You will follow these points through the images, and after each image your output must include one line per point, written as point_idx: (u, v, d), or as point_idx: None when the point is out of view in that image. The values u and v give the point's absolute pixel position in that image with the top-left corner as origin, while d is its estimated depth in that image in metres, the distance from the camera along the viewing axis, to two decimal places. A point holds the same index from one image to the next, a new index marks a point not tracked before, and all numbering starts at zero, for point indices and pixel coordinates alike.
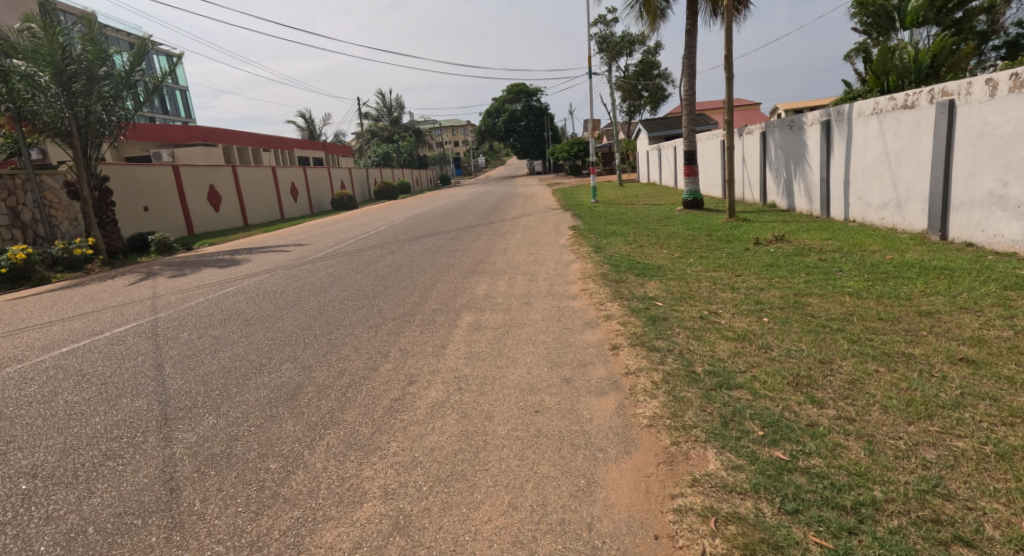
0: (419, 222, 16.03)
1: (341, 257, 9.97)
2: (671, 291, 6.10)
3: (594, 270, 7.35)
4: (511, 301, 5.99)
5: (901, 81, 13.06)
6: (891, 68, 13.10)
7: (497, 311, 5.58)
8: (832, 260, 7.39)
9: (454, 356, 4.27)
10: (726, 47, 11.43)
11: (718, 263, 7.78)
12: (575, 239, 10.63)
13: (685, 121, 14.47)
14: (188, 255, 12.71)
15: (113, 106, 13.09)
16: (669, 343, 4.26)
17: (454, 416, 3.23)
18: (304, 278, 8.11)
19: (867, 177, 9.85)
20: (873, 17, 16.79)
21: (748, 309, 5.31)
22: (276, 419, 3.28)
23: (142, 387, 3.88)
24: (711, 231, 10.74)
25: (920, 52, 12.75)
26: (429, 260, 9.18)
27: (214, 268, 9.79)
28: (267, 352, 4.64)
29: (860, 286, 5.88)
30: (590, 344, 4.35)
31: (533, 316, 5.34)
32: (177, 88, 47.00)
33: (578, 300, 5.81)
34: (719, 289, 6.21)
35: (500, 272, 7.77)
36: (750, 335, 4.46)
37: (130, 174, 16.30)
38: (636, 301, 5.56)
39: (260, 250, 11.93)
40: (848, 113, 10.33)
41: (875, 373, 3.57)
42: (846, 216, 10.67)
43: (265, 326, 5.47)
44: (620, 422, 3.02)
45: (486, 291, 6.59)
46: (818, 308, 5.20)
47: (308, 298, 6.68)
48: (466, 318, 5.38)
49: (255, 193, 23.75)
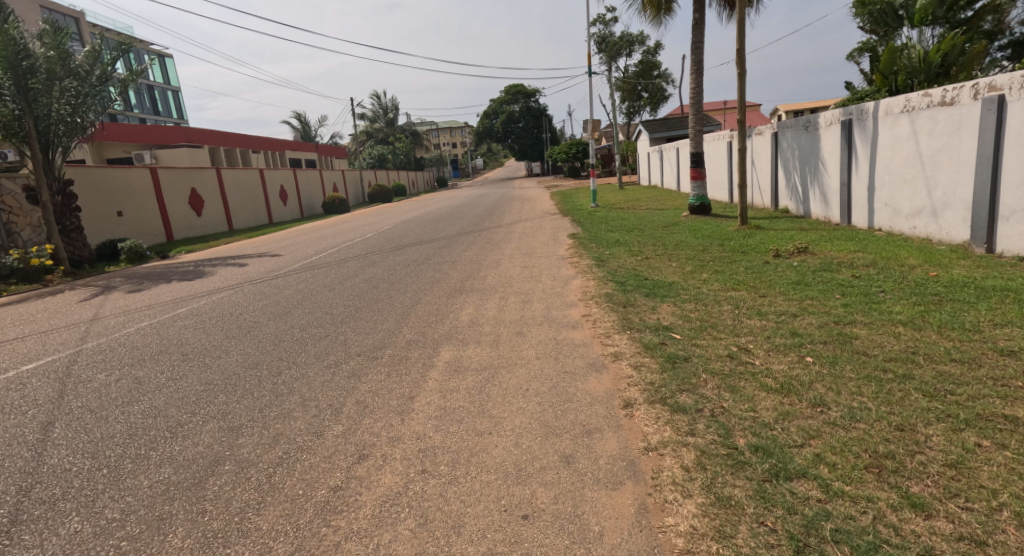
0: (408, 228, 15.09)
1: (317, 270, 9.04)
2: (687, 317, 5.21)
3: (598, 289, 6.45)
4: (500, 331, 5.06)
5: (911, 81, 12.21)
6: (899, 67, 12.26)
7: (484, 345, 4.67)
8: (868, 277, 6.49)
9: (422, 415, 3.36)
10: (738, 40, 10.54)
11: (736, 280, 6.91)
12: (575, 250, 9.74)
13: (690, 122, 13.66)
14: (156, 265, 11.80)
15: (77, 105, 12.09)
16: (697, 397, 3.35)
17: (409, 524, 2.31)
18: (269, 297, 7.20)
19: (896, 182, 8.97)
20: (876, 15, 16.05)
21: (784, 343, 4.43)
22: (163, 527, 2.35)
23: (9, 463, 2.96)
24: (724, 241, 9.84)
25: (929, 51, 11.90)
26: (413, 274, 8.26)
27: (176, 282, 8.87)
28: (193, 403, 3.71)
29: (913, 313, 4.98)
30: (595, 398, 3.44)
31: (526, 353, 4.42)
32: (167, 89, 46.10)
33: (579, 331, 4.88)
34: (744, 315, 5.33)
35: (491, 290, 6.86)
36: (795, 385, 3.54)
37: (103, 177, 15.35)
38: (649, 333, 4.66)
39: (232, 260, 11.01)
40: (871, 111, 9.45)
41: (982, 451, 2.65)
42: (871, 224, 9.80)
43: (205, 363, 4.55)
44: (643, 543, 2.11)
45: (473, 315, 5.70)
46: (871, 344, 4.30)
47: (267, 324, 5.78)
48: (445, 356, 4.46)
49: (240, 195, 22.81)
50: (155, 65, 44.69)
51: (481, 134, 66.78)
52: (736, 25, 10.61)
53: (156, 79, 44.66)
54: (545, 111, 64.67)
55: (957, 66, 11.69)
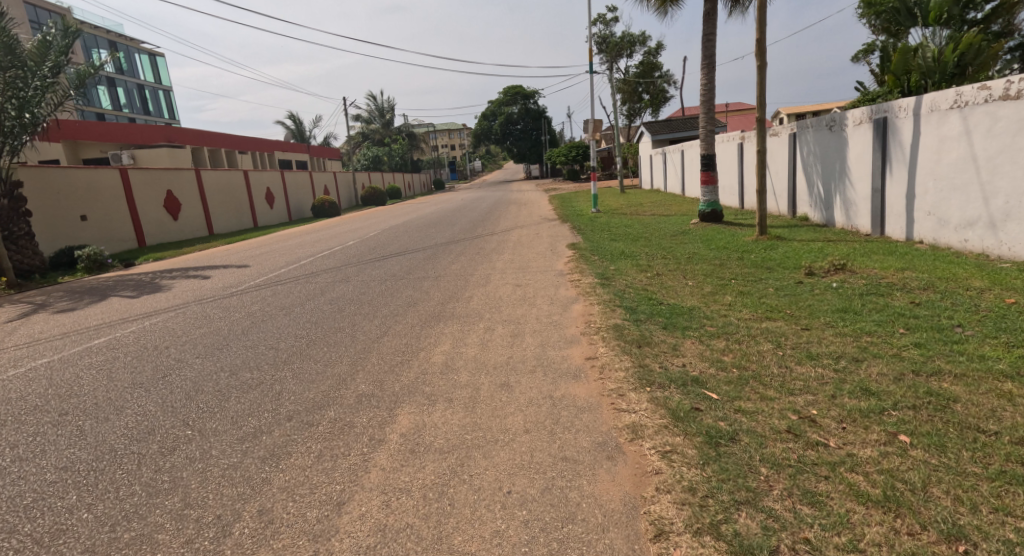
0: (395, 235, 13.97)
1: (281, 285, 7.90)
2: (722, 363, 4.07)
3: (605, 319, 5.30)
4: (480, 382, 3.89)
5: (923, 82, 10.96)
6: (911, 67, 10.99)
7: (457, 406, 3.51)
8: (931, 304, 5.37)
9: (347, 548, 2.20)
10: (758, 28, 9.42)
11: (768, 306, 5.82)
12: (574, 263, 8.67)
13: (701, 122, 12.57)
14: (110, 277, 10.63)
15: (23, 100, 10.82)
16: (765, 521, 2.20)
17: None
18: (214, 322, 6.05)
19: (943, 188, 7.88)
20: (886, 14, 14.94)
21: (856, 408, 3.30)
22: None
23: None
24: (743, 254, 8.71)
25: (943, 50, 10.75)
26: (387, 293, 7.11)
27: (117, 298, 7.70)
28: (20, 512, 2.52)
29: (1014, 360, 3.84)
30: (609, 518, 2.30)
31: (512, 422, 3.25)
32: (159, 88, 45.15)
33: (583, 385, 3.73)
34: (791, 359, 4.20)
35: (475, 317, 5.70)
36: (906, 494, 2.40)
37: (62, 178, 14.11)
38: (677, 392, 3.50)
39: (191, 271, 9.84)
40: (912, 107, 8.35)
41: None
42: (910, 235, 8.72)
43: (80, 431, 3.35)
44: None
45: (450, 356, 4.53)
46: (979, 412, 3.15)
47: (193, 363, 4.60)
48: (403, 423, 3.30)
49: (222, 198, 21.65)
50: (146, 63, 43.60)
51: (478, 136, 65.60)
52: (757, 13, 9.51)
53: (148, 78, 43.64)
54: (543, 113, 63.76)
55: (973, 65, 10.66)
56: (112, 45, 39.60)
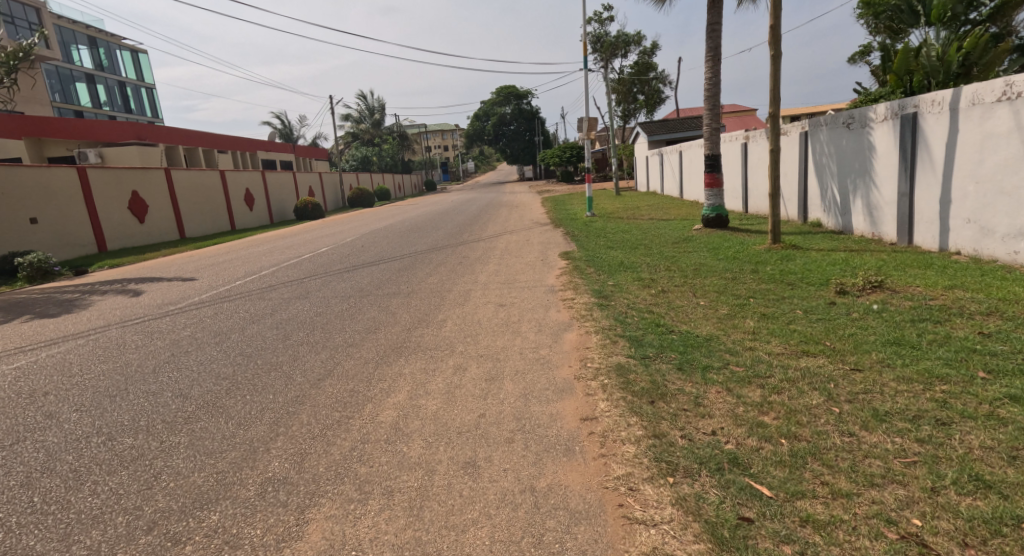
0: (372, 241, 12.86)
1: (227, 303, 6.79)
2: (764, 428, 3.02)
3: (605, 356, 4.24)
4: (437, 460, 2.83)
5: (927, 82, 9.88)
6: (914, 66, 9.88)
7: (398, 507, 2.44)
8: (1004, 336, 4.35)
9: None
10: (772, 12, 8.43)
11: (804, 336, 4.77)
12: (567, 277, 7.66)
13: (704, 120, 11.58)
14: (46, 289, 9.46)
15: None
16: None
17: None
18: (125, 353, 4.93)
19: (988, 191, 6.89)
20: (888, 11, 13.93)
21: (977, 515, 2.24)
22: None
23: None
24: (757, 266, 7.70)
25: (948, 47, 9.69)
26: (348, 314, 6.05)
27: (29, 317, 6.55)
28: None
29: None
30: None
31: (473, 542, 2.17)
32: (143, 86, 43.77)
33: (578, 469, 2.66)
34: (857, 421, 3.14)
35: (444, 350, 4.64)
36: None
37: (8, 177, 12.87)
38: (713, 487, 2.44)
39: (133, 283, 8.67)
40: (948, 100, 7.36)
41: None
42: (945, 245, 7.74)
43: None
44: None
45: (403, 413, 3.44)
46: None
47: (65, 422, 3.47)
48: (311, 542, 2.22)
49: (195, 198, 20.41)
50: (129, 61, 42.24)
51: (470, 137, 64.56)
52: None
53: (131, 75, 42.26)
54: (536, 113, 62.87)
55: (978, 66, 9.52)
56: (92, 42, 38.18)
